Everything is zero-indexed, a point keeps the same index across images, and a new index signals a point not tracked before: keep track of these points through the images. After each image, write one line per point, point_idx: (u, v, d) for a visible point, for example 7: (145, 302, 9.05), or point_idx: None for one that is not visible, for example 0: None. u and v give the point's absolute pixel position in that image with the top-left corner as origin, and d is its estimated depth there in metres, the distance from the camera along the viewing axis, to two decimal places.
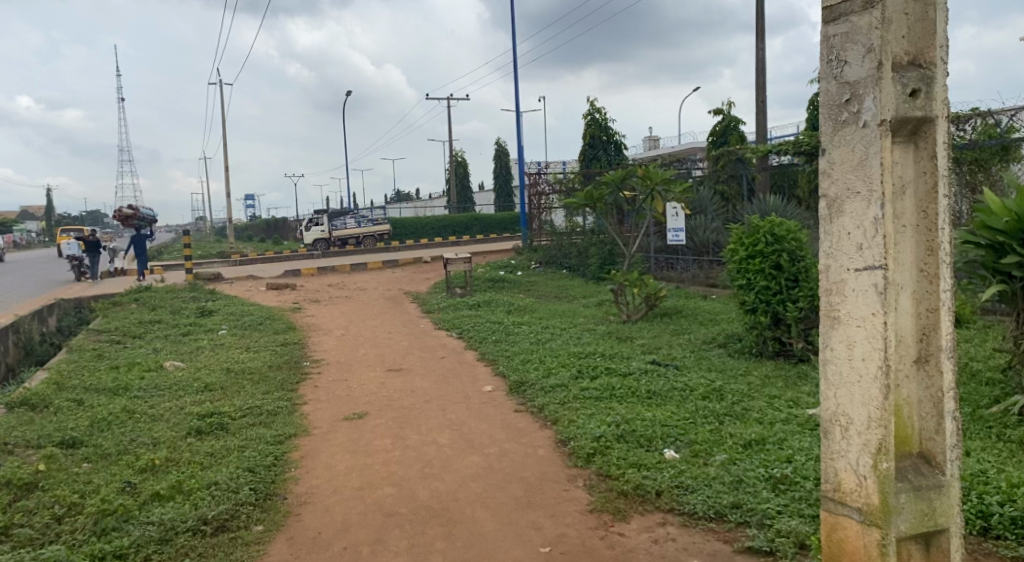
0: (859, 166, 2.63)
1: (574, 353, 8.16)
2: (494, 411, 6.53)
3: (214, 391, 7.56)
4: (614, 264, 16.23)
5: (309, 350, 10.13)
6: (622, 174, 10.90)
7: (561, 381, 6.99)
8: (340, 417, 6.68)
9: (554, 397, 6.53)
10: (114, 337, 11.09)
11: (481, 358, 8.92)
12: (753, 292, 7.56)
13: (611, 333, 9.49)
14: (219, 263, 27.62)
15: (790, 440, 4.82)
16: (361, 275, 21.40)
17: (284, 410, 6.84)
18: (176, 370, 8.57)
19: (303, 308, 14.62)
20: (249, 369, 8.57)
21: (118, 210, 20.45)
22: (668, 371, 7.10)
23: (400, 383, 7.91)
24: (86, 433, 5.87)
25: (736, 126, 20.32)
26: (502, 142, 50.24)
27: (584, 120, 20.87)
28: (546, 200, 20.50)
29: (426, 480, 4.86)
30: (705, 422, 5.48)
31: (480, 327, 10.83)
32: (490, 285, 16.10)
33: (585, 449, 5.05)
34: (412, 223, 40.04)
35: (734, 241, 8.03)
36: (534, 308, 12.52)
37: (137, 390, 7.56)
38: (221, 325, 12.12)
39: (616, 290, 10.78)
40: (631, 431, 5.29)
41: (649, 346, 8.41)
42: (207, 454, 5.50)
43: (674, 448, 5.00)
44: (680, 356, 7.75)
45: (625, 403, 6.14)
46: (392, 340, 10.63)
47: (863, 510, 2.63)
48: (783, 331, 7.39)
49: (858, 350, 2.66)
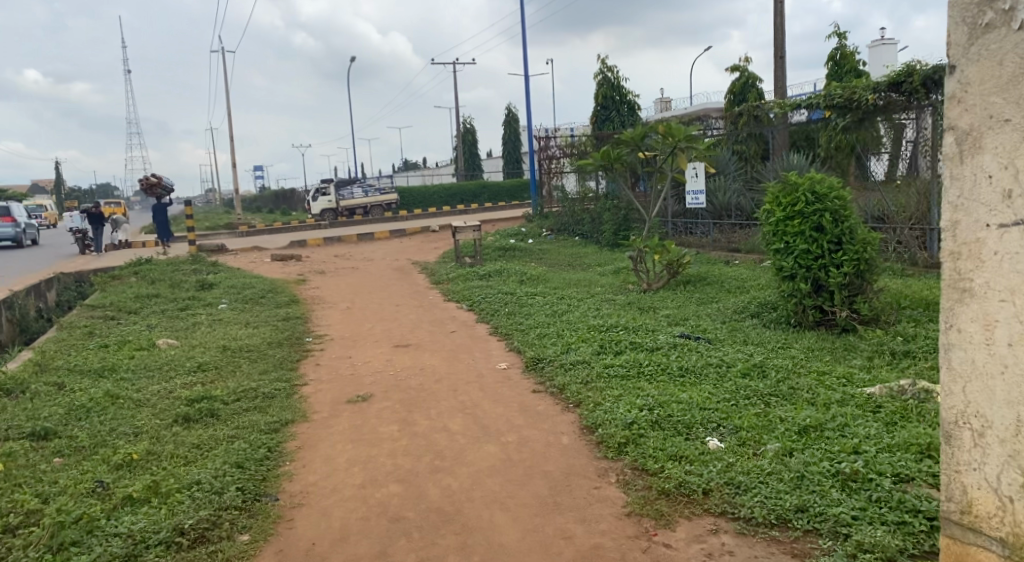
0: (1012, 83, 1.95)
1: (595, 326, 7.52)
2: (510, 392, 5.95)
3: (207, 372, 7.00)
4: (630, 230, 15.50)
5: (311, 324, 9.55)
6: (642, 132, 10.09)
7: (582, 357, 6.36)
8: (341, 400, 6.10)
9: (575, 376, 5.91)
10: (108, 313, 10.54)
11: (493, 333, 8.31)
12: (791, 256, 6.84)
13: (632, 304, 8.84)
14: (223, 235, 27.02)
15: (852, 426, 4.19)
16: (368, 245, 20.81)
17: (282, 393, 6.26)
18: (169, 349, 8.03)
19: (307, 279, 14.03)
20: (247, 346, 8.01)
21: (143, 180, 19.73)
22: (700, 345, 6.45)
23: (407, 360, 7.33)
24: (61, 422, 5.39)
25: (754, 83, 19.38)
26: (509, 107, 49.28)
27: (596, 80, 19.94)
28: (557, 164, 19.69)
29: (437, 476, 4.29)
30: (749, 405, 4.85)
31: (491, 298, 10.20)
32: (501, 254, 15.46)
33: (616, 438, 4.44)
34: (420, 191, 39.34)
35: (769, 201, 7.26)
36: (548, 277, 11.87)
37: (125, 371, 7.04)
38: (220, 299, 11.55)
39: (636, 257, 10.12)
40: (666, 416, 4.67)
41: (676, 317, 7.75)
42: (192, 446, 4.95)
43: (717, 436, 4.38)
44: (711, 328, 7.08)
45: (655, 382, 5.51)
46: (400, 314, 10.05)
47: (1009, 543, 2.09)
48: (825, 299, 6.70)
49: (1002, 333, 2.01)
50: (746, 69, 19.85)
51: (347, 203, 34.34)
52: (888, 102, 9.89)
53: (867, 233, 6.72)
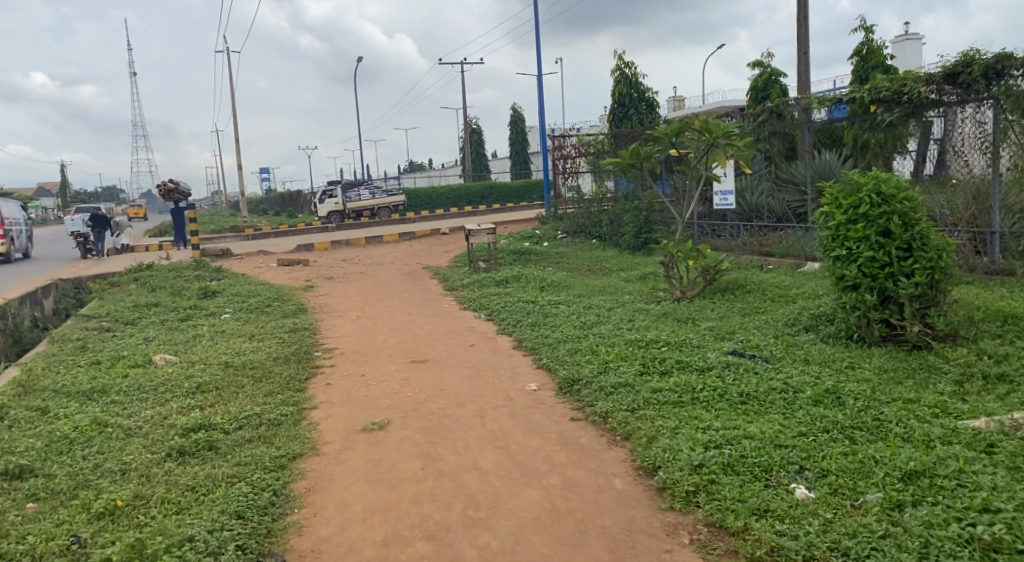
0: None
1: (633, 341, 6.84)
2: (546, 421, 5.29)
3: (207, 394, 6.36)
4: (652, 232, 14.80)
5: (320, 337, 8.88)
6: (676, 128, 9.35)
7: (625, 379, 5.69)
8: (355, 427, 5.44)
9: (619, 403, 5.27)
10: (105, 325, 9.88)
11: (517, 347, 7.64)
12: (854, 264, 6.16)
13: (668, 314, 8.18)
14: (229, 238, 26.44)
15: (969, 473, 3.52)
16: (376, 248, 20.16)
17: (289, 420, 5.61)
18: (166, 366, 7.39)
19: (315, 286, 13.36)
20: (251, 362, 7.36)
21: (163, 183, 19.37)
22: (758, 365, 5.79)
23: (426, 379, 6.66)
24: (39, 458, 4.76)
25: (777, 79, 18.65)
26: (517, 106, 48.71)
27: (612, 76, 19.26)
28: (572, 164, 19.02)
29: (471, 530, 3.63)
30: (832, 443, 4.18)
31: (512, 307, 9.53)
32: (517, 258, 14.78)
33: (684, 486, 3.78)
34: (427, 193, 38.70)
35: (827, 203, 6.55)
36: (570, 284, 11.21)
37: (117, 393, 6.40)
38: (224, 308, 10.90)
39: (667, 263, 9.48)
40: (739, 456, 4.00)
41: (721, 330, 7.09)
42: (186, 488, 4.30)
43: (804, 483, 3.71)
44: (765, 345, 6.43)
45: (715, 412, 4.85)
46: (415, 323, 9.39)
47: None
48: (892, 312, 6.03)
49: None
50: (769, 65, 19.15)
51: (353, 205, 33.73)
52: (942, 95, 9.10)
53: (941, 238, 6.02)
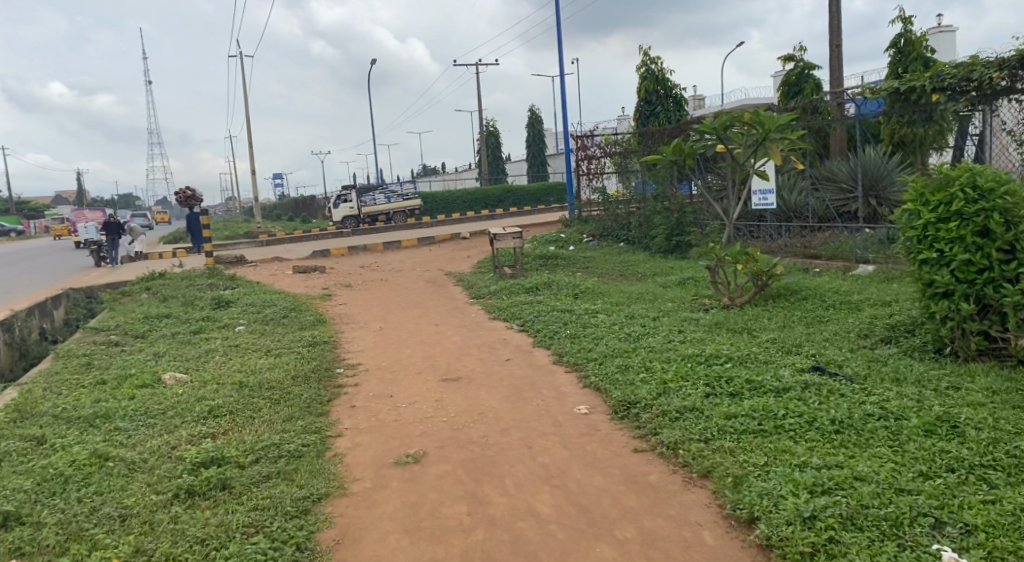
0: None
1: (690, 356, 6.14)
2: (604, 452, 4.60)
3: (221, 420, 5.72)
4: (684, 234, 13.99)
5: (341, 351, 8.22)
6: (725, 122, 8.68)
7: (691, 402, 5.01)
8: (386, 461, 4.78)
9: (690, 431, 4.58)
10: (114, 338, 9.30)
11: (558, 363, 6.95)
12: (946, 269, 5.45)
13: (720, 324, 7.46)
14: (243, 244, 25.92)
15: None
16: (394, 254, 19.53)
17: (311, 452, 4.96)
18: (176, 386, 6.78)
19: (333, 295, 12.73)
20: (269, 381, 6.74)
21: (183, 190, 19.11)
22: (843, 386, 5.06)
23: (462, 400, 5.99)
24: (27, 501, 4.14)
25: (811, 73, 17.80)
26: (533, 108, 48.11)
27: (638, 73, 18.55)
28: (597, 164, 18.24)
29: None
30: (966, 487, 3.47)
31: (546, 317, 8.84)
32: (543, 262, 14.11)
33: (798, 547, 3.11)
34: (442, 196, 38.05)
35: (910, 199, 5.83)
36: (604, 290, 10.51)
37: (121, 419, 5.79)
38: (239, 320, 10.30)
39: (712, 268, 8.77)
40: (858, 505, 3.30)
41: (787, 344, 6.36)
42: (194, 541, 3.67)
43: (949, 543, 3.01)
44: (843, 361, 5.69)
45: (809, 445, 4.14)
46: (443, 335, 8.73)
47: None
48: (992, 322, 5.31)
49: None
50: (802, 58, 18.37)
51: (369, 210, 33.16)
52: (1015, 82, 8.58)
53: None
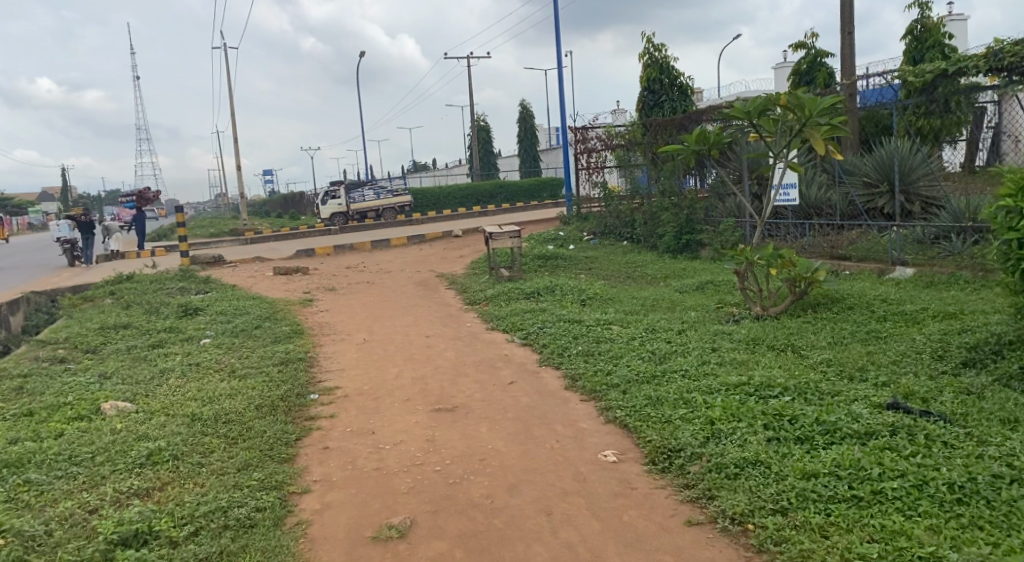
0: None
1: (735, 384, 5.05)
2: (648, 525, 3.52)
3: (160, 469, 4.60)
4: (694, 232, 12.95)
5: (318, 371, 7.09)
6: (758, 104, 7.60)
7: (753, 453, 3.93)
8: (363, 534, 3.69)
9: (761, 497, 3.52)
10: (61, 354, 8.13)
11: (570, 389, 5.84)
12: None
13: (756, 340, 6.38)
14: (225, 243, 24.66)
15: None
16: (383, 253, 18.36)
17: (266, 520, 3.84)
18: (117, 419, 5.65)
19: (315, 300, 11.56)
20: (227, 413, 5.61)
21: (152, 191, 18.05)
22: (941, 429, 4.02)
23: (459, 441, 4.87)
24: None
25: (823, 60, 16.74)
26: (524, 103, 47.02)
27: (641, 61, 17.47)
28: (597, 158, 17.11)
29: None
30: None
31: (553, 329, 7.74)
32: (543, 263, 13.02)
33: None
34: (434, 193, 36.80)
35: (1008, 192, 4.73)
36: (613, 296, 9.41)
37: (37, 467, 4.68)
38: (206, 331, 9.14)
39: (740, 272, 7.62)
40: None
41: (847, 367, 5.31)
42: None
43: None
44: (928, 393, 4.61)
45: (934, 525, 3.09)
46: (434, 351, 7.60)
47: None
48: None
49: None
50: (813, 46, 17.32)
51: (357, 206, 31.92)
52: None
53: None
